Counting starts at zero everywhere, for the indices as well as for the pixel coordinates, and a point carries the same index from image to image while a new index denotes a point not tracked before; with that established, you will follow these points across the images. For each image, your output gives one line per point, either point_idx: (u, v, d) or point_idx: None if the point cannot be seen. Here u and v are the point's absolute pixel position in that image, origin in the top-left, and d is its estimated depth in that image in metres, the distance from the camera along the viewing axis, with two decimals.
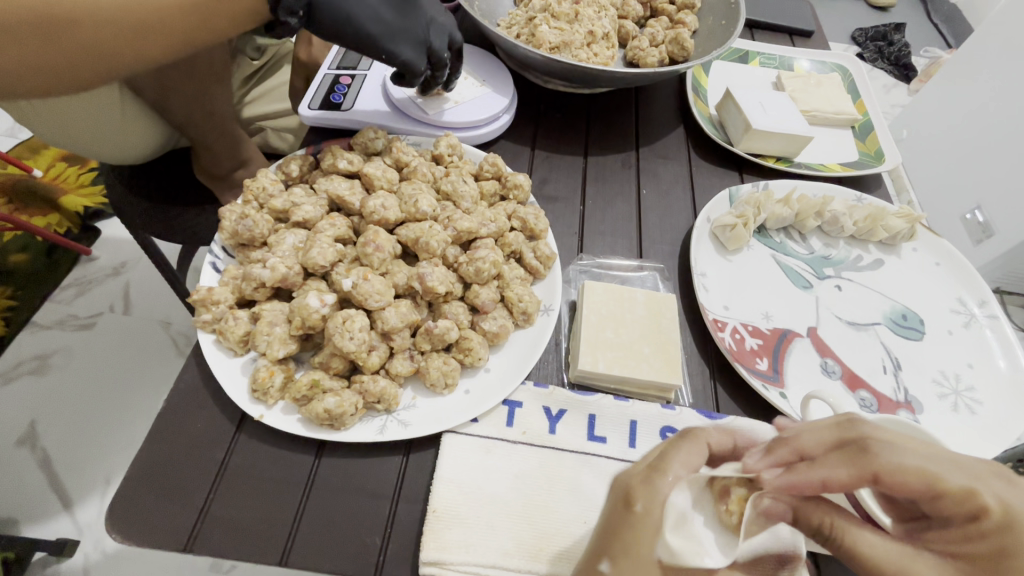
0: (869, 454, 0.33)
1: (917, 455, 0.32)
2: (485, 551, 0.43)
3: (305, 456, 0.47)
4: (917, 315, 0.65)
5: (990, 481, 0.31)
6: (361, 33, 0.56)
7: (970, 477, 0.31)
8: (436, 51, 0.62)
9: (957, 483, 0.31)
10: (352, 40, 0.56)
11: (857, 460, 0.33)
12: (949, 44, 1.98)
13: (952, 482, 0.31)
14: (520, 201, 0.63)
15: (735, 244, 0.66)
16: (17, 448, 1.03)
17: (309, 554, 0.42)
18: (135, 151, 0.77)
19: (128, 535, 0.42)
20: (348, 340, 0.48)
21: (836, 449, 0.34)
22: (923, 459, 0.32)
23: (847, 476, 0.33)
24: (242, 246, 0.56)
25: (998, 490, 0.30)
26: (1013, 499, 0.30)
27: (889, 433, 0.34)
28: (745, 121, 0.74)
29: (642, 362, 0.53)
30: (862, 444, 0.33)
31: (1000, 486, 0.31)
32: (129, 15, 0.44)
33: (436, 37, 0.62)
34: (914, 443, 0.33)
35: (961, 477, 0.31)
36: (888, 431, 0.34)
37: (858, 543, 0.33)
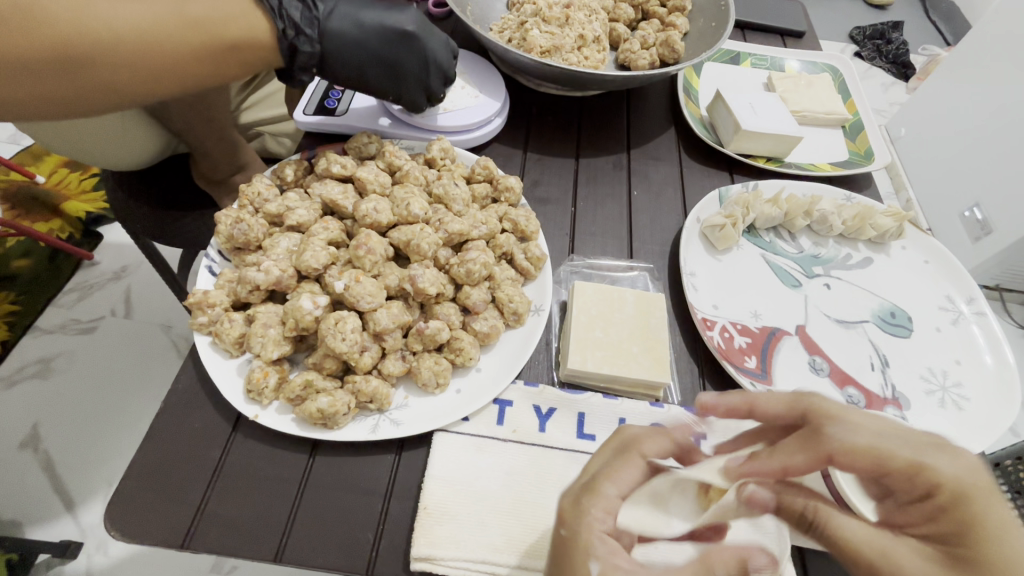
0: (828, 436, 0.36)
1: (869, 432, 0.36)
2: (475, 547, 0.44)
3: (300, 454, 0.48)
4: (906, 313, 0.65)
5: (936, 457, 0.34)
6: (360, 79, 0.60)
7: (918, 454, 0.34)
8: (435, 94, 0.65)
9: (906, 459, 0.34)
10: (354, 84, 0.61)
11: (814, 442, 0.37)
12: (947, 41, 1.98)
13: (899, 460, 0.34)
14: (511, 203, 0.64)
15: (724, 244, 0.67)
16: (21, 451, 1.05)
17: (304, 550, 0.43)
18: (132, 160, 0.78)
19: (127, 532, 0.43)
20: (341, 342, 0.49)
21: (801, 444, 0.37)
22: (876, 436, 0.35)
23: (798, 462, 0.37)
24: (238, 250, 0.57)
25: (946, 464, 0.33)
26: (958, 472, 0.33)
27: (831, 410, 0.38)
28: (735, 123, 0.75)
29: (631, 361, 0.53)
30: (819, 429, 0.37)
31: (945, 462, 0.33)
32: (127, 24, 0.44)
33: (434, 77, 0.64)
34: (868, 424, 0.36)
35: (909, 453, 0.34)
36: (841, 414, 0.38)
37: (839, 528, 0.34)
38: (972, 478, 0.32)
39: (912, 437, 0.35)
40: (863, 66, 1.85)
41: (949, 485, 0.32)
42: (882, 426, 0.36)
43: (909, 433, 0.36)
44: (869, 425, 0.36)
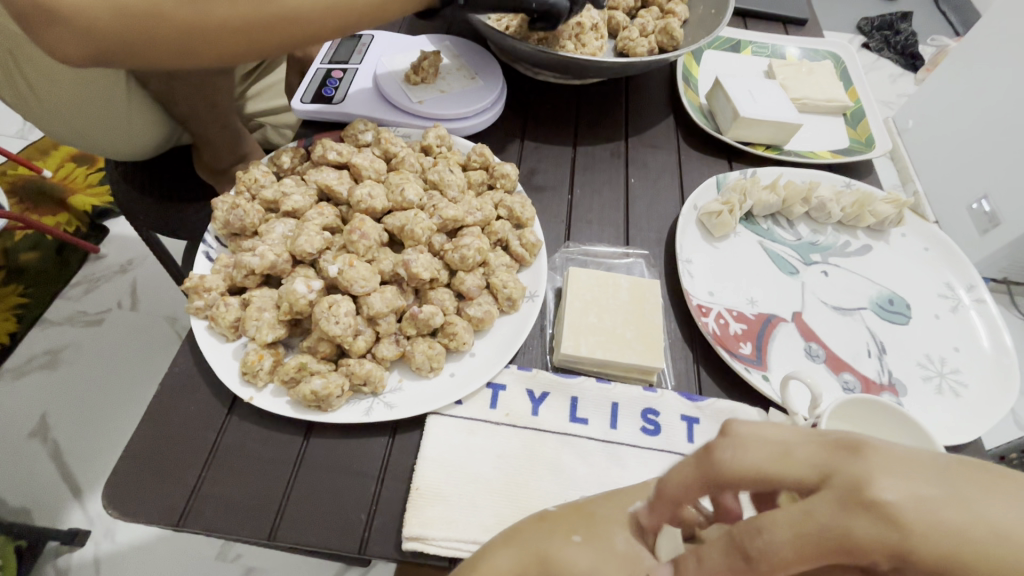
0: (716, 467, 0.28)
1: (762, 446, 0.28)
2: (467, 528, 0.44)
3: (294, 437, 0.48)
4: (904, 300, 0.65)
5: (858, 519, 0.25)
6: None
7: (845, 502, 0.25)
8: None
9: (829, 535, 0.25)
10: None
11: (704, 470, 0.29)
12: (957, 32, 1.95)
13: (824, 545, 0.25)
14: (507, 190, 0.64)
15: (721, 230, 0.66)
16: (29, 440, 1.06)
17: (297, 530, 0.44)
18: (127, 150, 0.77)
19: (125, 510, 0.44)
20: (334, 325, 0.49)
21: (698, 481, 0.29)
22: (791, 525, 0.25)
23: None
24: (235, 236, 0.57)
25: (868, 526, 0.24)
26: (908, 503, 0.25)
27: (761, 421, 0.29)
28: (733, 110, 0.74)
29: (624, 346, 0.54)
30: (706, 455, 0.29)
31: (870, 517, 0.25)
32: None
33: None
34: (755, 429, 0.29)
35: (840, 523, 0.25)
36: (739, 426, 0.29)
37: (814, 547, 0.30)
38: (918, 510, 0.24)
39: (836, 479, 0.26)
40: (870, 57, 1.83)
41: (878, 551, 0.25)
42: (792, 468, 0.27)
43: (842, 470, 0.26)
44: (807, 453, 0.27)
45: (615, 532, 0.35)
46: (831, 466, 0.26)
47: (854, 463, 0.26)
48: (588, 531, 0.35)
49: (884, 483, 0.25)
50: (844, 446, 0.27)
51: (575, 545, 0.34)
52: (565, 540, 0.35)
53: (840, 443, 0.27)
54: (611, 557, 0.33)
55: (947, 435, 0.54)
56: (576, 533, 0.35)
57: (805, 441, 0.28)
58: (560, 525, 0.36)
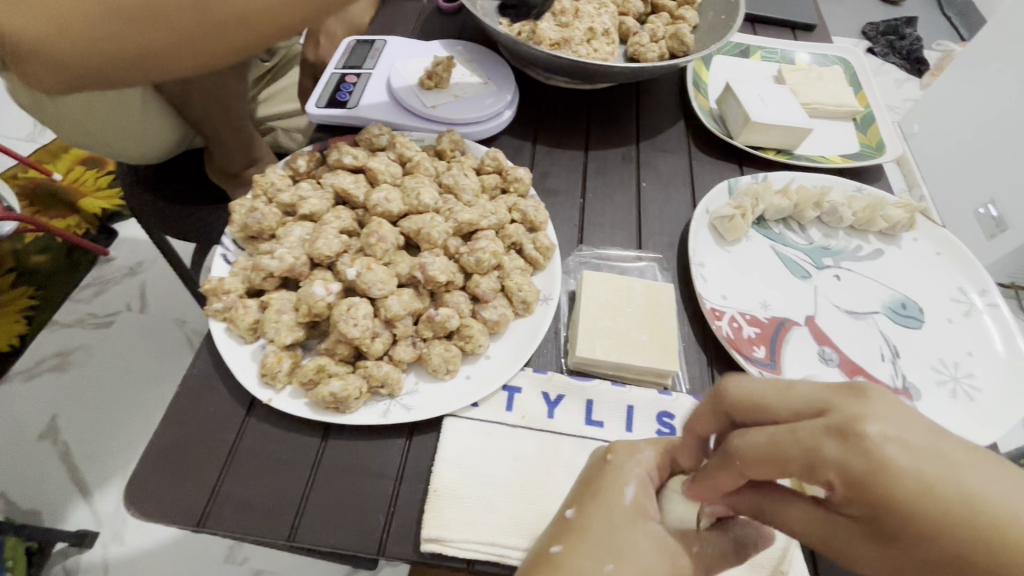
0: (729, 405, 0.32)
1: (770, 385, 0.31)
2: (485, 530, 0.44)
3: (312, 438, 0.49)
4: (917, 304, 0.65)
5: (829, 442, 0.27)
6: None
7: (830, 428, 0.27)
8: None
9: (800, 446, 0.27)
10: None
11: (719, 403, 0.34)
12: (962, 37, 1.96)
13: (793, 454, 0.27)
14: (520, 194, 0.65)
15: (734, 235, 0.67)
16: (40, 442, 1.07)
17: (317, 531, 0.44)
18: (140, 155, 0.79)
19: (146, 510, 0.44)
20: (353, 327, 0.50)
21: (714, 413, 0.35)
22: (771, 436, 0.28)
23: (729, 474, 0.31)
24: (252, 239, 0.58)
25: (840, 450, 0.26)
26: (890, 445, 0.25)
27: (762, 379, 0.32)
28: (744, 114, 0.75)
29: (639, 349, 0.54)
30: (722, 391, 0.33)
31: (844, 444, 0.26)
32: None
33: None
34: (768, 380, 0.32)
35: (803, 441, 0.27)
36: (753, 378, 0.32)
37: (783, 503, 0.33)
38: (898, 448, 0.25)
39: (833, 410, 0.28)
40: (876, 62, 1.83)
41: (836, 472, 0.26)
42: (789, 403, 0.30)
43: (837, 406, 0.28)
44: (810, 391, 0.29)
45: (627, 531, 0.38)
46: (830, 402, 0.28)
47: (849, 402, 0.27)
48: (613, 555, 0.37)
49: (871, 421, 0.26)
50: (854, 389, 0.28)
51: (613, 574, 0.36)
52: (599, 572, 0.36)
53: (852, 386, 0.28)
54: (643, 557, 0.37)
55: None
56: (607, 563, 0.36)
57: (814, 383, 0.30)
58: (590, 562, 0.37)
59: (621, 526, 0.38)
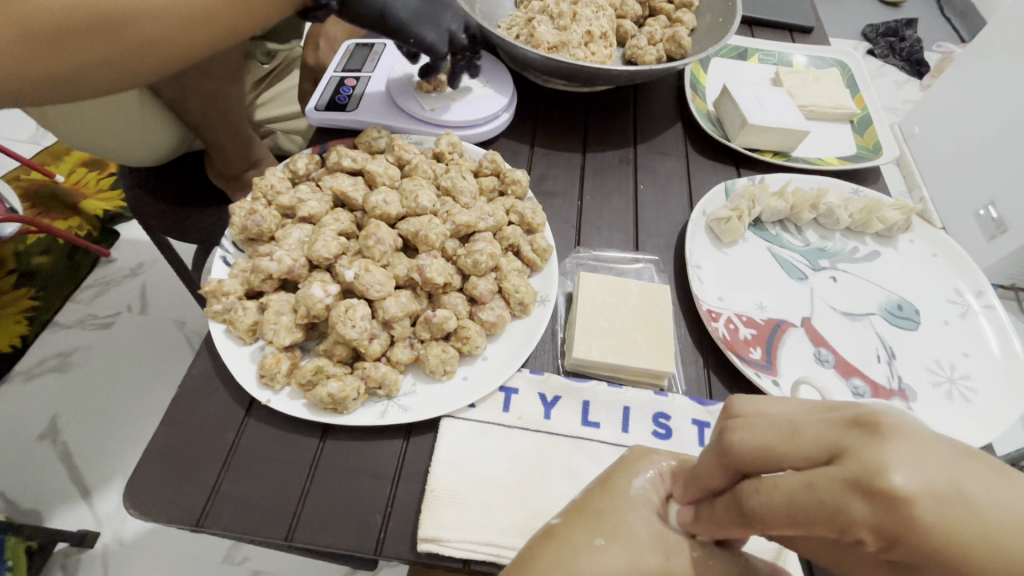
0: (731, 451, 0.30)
1: (772, 428, 0.29)
2: (481, 530, 0.45)
3: (310, 438, 0.49)
4: (913, 306, 0.65)
5: (856, 501, 0.25)
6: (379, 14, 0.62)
7: (849, 483, 0.25)
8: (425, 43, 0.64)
9: (822, 508, 0.26)
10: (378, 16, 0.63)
11: (721, 453, 0.31)
12: (962, 38, 1.96)
13: (819, 517, 0.26)
14: (518, 196, 0.65)
15: (730, 236, 0.67)
16: (40, 442, 1.07)
17: (315, 530, 0.45)
18: (142, 156, 0.79)
19: (144, 509, 0.44)
20: (351, 328, 0.50)
21: (717, 464, 0.32)
22: (786, 494, 0.27)
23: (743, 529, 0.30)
24: (252, 241, 0.58)
25: (866, 508, 0.25)
26: (917, 493, 0.24)
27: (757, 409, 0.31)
28: (741, 117, 0.75)
29: (636, 350, 0.54)
30: (722, 440, 0.31)
31: (871, 502, 0.25)
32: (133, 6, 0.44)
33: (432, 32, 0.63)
34: (767, 416, 0.30)
35: (828, 501, 0.26)
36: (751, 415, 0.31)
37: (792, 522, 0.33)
38: (925, 498, 0.24)
39: (849, 458, 0.26)
40: (876, 63, 1.83)
41: (867, 530, 0.25)
42: (799, 446, 0.28)
43: (852, 451, 0.26)
44: (817, 432, 0.28)
45: (633, 517, 0.38)
46: (843, 445, 0.27)
47: (865, 448, 0.26)
48: (606, 531, 0.37)
49: (895, 471, 0.25)
50: (864, 427, 0.27)
51: (602, 548, 0.36)
52: (588, 544, 0.37)
53: (861, 424, 0.27)
54: (640, 547, 0.36)
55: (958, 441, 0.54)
56: (598, 537, 0.37)
57: (819, 421, 0.28)
58: (580, 534, 0.37)
59: (622, 508, 0.38)
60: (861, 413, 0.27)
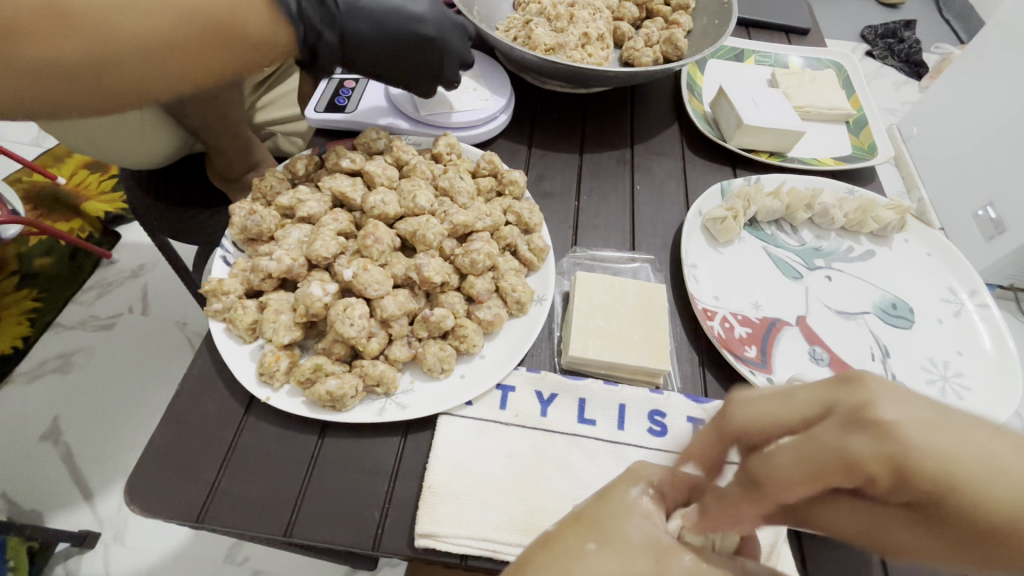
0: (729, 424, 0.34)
1: (766, 400, 0.32)
2: (478, 526, 0.45)
3: (309, 436, 0.50)
4: (907, 304, 0.66)
5: (856, 438, 0.27)
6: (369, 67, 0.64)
7: (845, 424, 0.28)
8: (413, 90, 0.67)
9: (828, 453, 0.27)
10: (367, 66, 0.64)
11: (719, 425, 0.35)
12: (961, 40, 1.96)
13: (827, 461, 0.27)
14: (516, 197, 0.66)
15: (726, 236, 0.68)
16: (41, 443, 1.08)
17: (313, 527, 0.45)
18: (143, 160, 0.80)
19: (145, 506, 0.45)
20: (349, 327, 0.51)
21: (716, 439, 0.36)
22: (794, 454, 0.29)
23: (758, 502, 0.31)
24: (251, 241, 0.59)
25: (868, 444, 0.27)
26: (908, 423, 0.27)
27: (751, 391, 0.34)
28: (737, 118, 0.76)
29: (631, 348, 0.55)
30: (723, 416, 0.34)
31: (869, 435, 0.27)
32: (131, 10, 0.44)
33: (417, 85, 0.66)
34: (762, 391, 0.33)
35: (833, 443, 0.28)
36: (744, 394, 0.34)
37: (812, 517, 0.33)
38: (916, 426, 0.27)
39: (840, 405, 0.29)
40: (874, 65, 1.84)
41: (877, 467, 0.27)
42: (795, 410, 0.31)
43: (841, 400, 0.29)
44: (808, 394, 0.30)
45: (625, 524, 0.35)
46: (833, 398, 0.29)
47: (851, 392, 0.28)
48: (599, 536, 0.35)
49: (882, 405, 0.27)
50: (846, 380, 0.29)
51: (592, 551, 0.34)
52: (581, 549, 0.34)
53: (843, 378, 0.30)
54: (633, 552, 0.34)
55: None
56: (590, 540, 0.34)
57: (807, 385, 0.31)
58: (574, 536, 0.35)
59: (618, 514, 0.36)
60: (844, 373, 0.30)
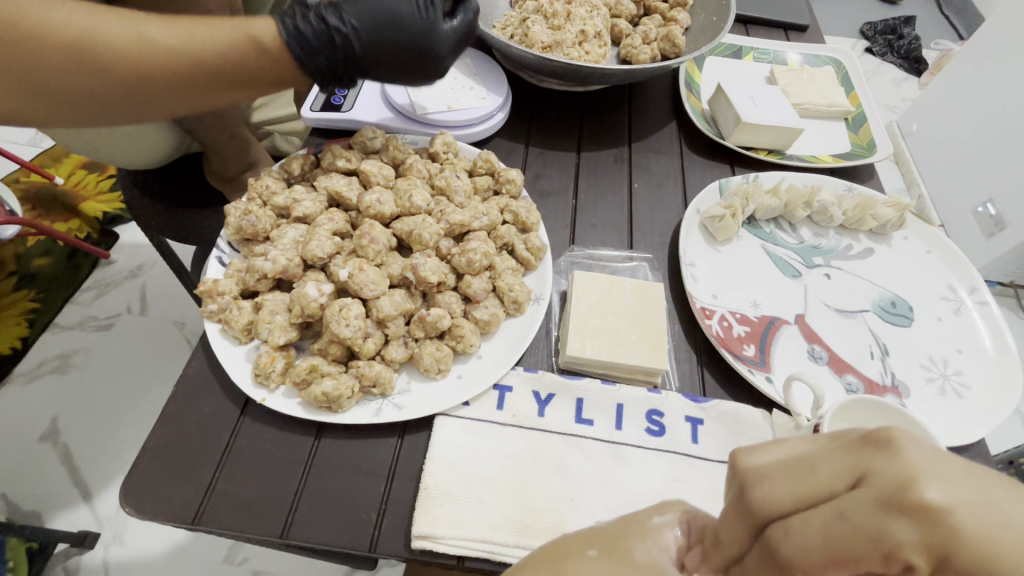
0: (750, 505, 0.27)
1: (785, 471, 0.27)
2: (475, 527, 0.45)
3: (305, 438, 0.50)
4: (906, 303, 0.65)
5: (898, 522, 0.23)
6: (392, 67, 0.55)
7: (882, 502, 0.24)
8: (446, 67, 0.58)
9: (863, 535, 0.24)
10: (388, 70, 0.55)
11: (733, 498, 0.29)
12: (960, 35, 1.96)
13: (861, 547, 0.24)
14: (513, 196, 0.65)
15: (724, 234, 0.67)
16: (40, 444, 1.08)
17: (309, 529, 0.45)
18: (138, 160, 0.79)
19: (141, 509, 0.45)
20: (345, 327, 0.50)
21: (736, 523, 0.28)
22: (822, 533, 0.24)
23: None
24: (247, 241, 0.59)
25: (911, 529, 0.23)
26: (956, 506, 0.23)
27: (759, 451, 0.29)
28: (735, 115, 0.75)
29: (629, 348, 0.54)
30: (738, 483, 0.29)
31: (912, 519, 0.23)
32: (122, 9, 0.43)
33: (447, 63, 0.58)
34: (777, 450, 0.28)
35: (869, 526, 0.24)
36: (753, 459, 0.28)
37: None
38: (966, 509, 0.23)
39: (872, 478, 0.24)
40: (874, 61, 1.83)
41: (920, 556, 0.23)
42: (819, 481, 0.26)
43: (875, 470, 0.25)
44: (834, 462, 0.26)
45: (634, 542, 0.32)
46: (863, 467, 0.25)
47: (885, 463, 0.24)
48: (603, 546, 0.31)
49: (926, 483, 0.23)
50: (876, 444, 0.25)
51: (592, 558, 0.30)
52: (580, 554, 0.30)
53: (870, 440, 0.26)
54: (633, 567, 0.30)
55: (950, 436, 0.55)
56: (591, 547, 0.31)
57: (832, 452, 0.26)
58: (577, 537, 0.32)
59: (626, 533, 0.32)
60: (868, 433, 0.26)
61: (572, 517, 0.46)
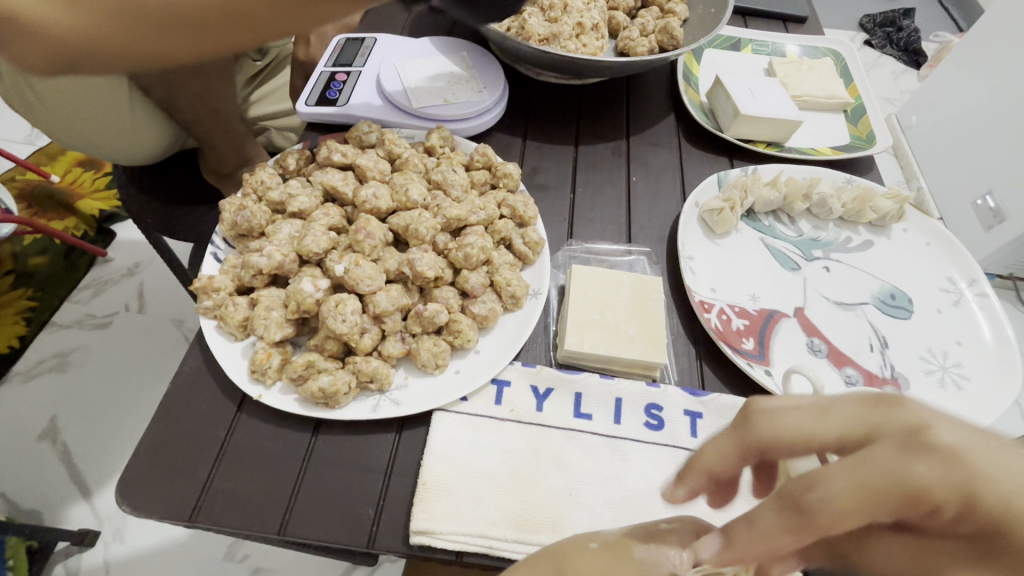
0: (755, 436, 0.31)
1: (799, 414, 0.30)
2: (474, 523, 0.45)
3: (303, 433, 0.49)
4: (906, 295, 0.65)
5: (913, 461, 0.24)
6: None
7: (898, 446, 0.25)
8: None
9: (881, 474, 0.25)
10: None
11: (741, 435, 0.32)
12: (959, 27, 1.95)
13: (880, 484, 0.25)
14: (510, 189, 0.65)
15: (722, 228, 0.67)
16: (39, 443, 1.08)
17: (306, 525, 0.45)
18: (121, 153, 0.77)
19: (136, 506, 0.44)
20: (341, 323, 0.50)
21: (751, 470, 0.30)
22: (848, 474, 0.25)
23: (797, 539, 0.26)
24: (242, 237, 0.58)
25: (927, 468, 0.24)
26: (966, 446, 0.24)
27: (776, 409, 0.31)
28: (734, 108, 0.75)
29: (627, 343, 0.54)
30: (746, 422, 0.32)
31: (925, 458, 0.24)
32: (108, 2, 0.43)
33: None
34: (788, 402, 0.31)
35: (887, 468, 0.25)
36: (766, 408, 0.32)
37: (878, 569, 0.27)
38: (978, 450, 0.24)
39: (887, 427, 0.26)
40: (872, 54, 1.82)
41: (939, 494, 0.24)
42: (828, 427, 0.29)
43: (883, 421, 0.27)
44: (847, 412, 0.28)
45: (637, 543, 0.32)
46: (872, 421, 0.27)
47: (896, 413, 0.27)
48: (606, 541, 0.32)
49: (940, 428, 0.25)
50: (884, 401, 0.28)
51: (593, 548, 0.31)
52: (581, 543, 0.32)
53: (881, 399, 0.28)
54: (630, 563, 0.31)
55: None
56: (594, 540, 0.32)
57: (845, 402, 0.29)
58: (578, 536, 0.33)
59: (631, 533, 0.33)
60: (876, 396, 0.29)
61: (570, 512, 0.46)
